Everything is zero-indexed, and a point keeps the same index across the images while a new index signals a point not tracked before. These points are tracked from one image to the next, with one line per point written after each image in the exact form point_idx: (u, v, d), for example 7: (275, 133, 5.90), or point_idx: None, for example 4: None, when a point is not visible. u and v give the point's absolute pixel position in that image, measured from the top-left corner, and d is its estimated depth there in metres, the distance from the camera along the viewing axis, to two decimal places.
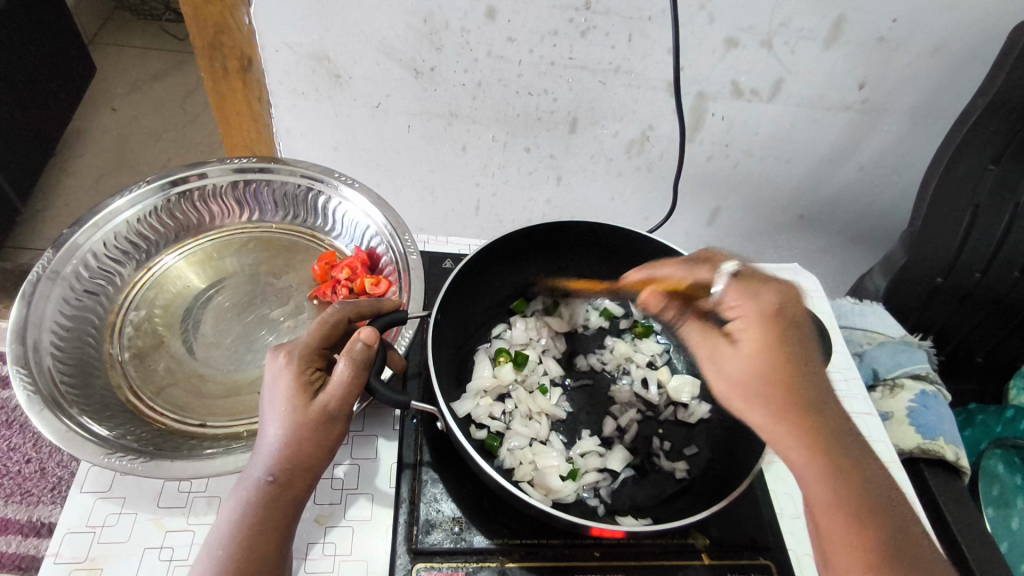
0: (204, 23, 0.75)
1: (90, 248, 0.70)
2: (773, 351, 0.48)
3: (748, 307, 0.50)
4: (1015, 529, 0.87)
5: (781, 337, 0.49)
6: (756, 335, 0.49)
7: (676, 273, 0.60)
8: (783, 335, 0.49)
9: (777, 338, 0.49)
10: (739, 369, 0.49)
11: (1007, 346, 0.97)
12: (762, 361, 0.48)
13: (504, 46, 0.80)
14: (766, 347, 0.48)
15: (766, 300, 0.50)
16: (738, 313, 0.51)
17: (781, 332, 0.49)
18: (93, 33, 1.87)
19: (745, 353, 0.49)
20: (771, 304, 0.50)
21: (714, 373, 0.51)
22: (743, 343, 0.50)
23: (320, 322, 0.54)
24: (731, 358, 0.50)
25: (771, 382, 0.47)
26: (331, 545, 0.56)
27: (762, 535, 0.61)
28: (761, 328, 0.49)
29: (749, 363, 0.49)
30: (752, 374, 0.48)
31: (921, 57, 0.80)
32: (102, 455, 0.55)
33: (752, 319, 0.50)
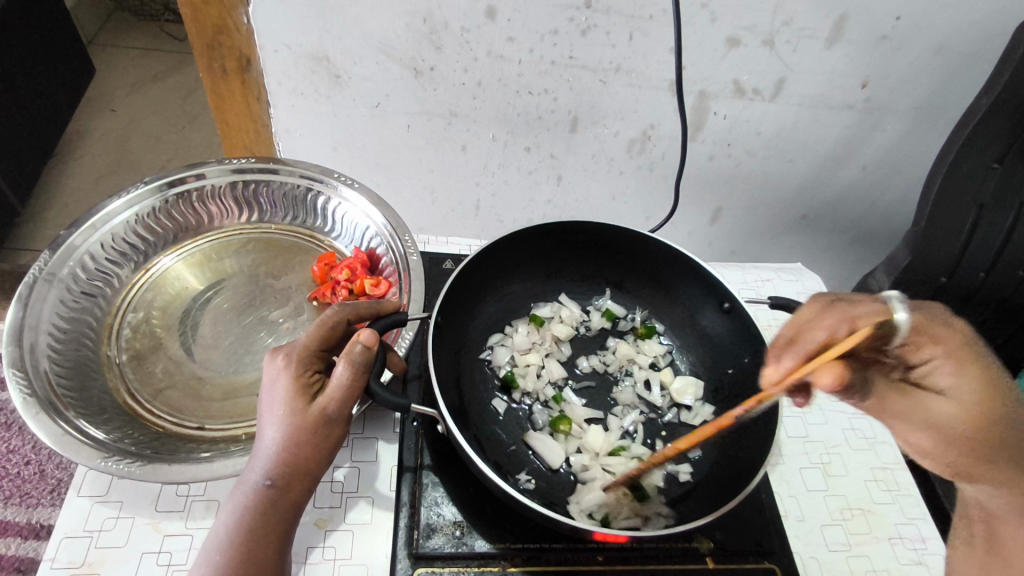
0: (202, 24, 0.75)
1: (88, 250, 0.70)
2: (979, 389, 0.48)
3: (953, 347, 0.48)
4: None
5: (986, 371, 0.48)
6: (973, 388, 0.48)
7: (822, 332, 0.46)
8: (985, 367, 0.48)
9: (979, 373, 0.48)
10: (961, 422, 0.48)
11: (1011, 346, 0.96)
12: (976, 405, 0.48)
13: (505, 46, 0.79)
14: (976, 386, 0.48)
15: (955, 333, 0.49)
16: (938, 355, 0.48)
17: (986, 367, 0.48)
18: (92, 34, 1.86)
19: (958, 403, 0.48)
20: (961, 339, 0.49)
21: (930, 433, 0.48)
22: (951, 391, 0.48)
23: (319, 324, 0.53)
24: (946, 407, 0.48)
25: (988, 430, 0.48)
26: (331, 550, 0.56)
27: (767, 538, 0.60)
28: (966, 373, 0.48)
29: (961, 409, 0.48)
30: (965, 423, 0.48)
31: (924, 56, 0.79)
32: (99, 459, 0.54)
33: (955, 361, 0.48)
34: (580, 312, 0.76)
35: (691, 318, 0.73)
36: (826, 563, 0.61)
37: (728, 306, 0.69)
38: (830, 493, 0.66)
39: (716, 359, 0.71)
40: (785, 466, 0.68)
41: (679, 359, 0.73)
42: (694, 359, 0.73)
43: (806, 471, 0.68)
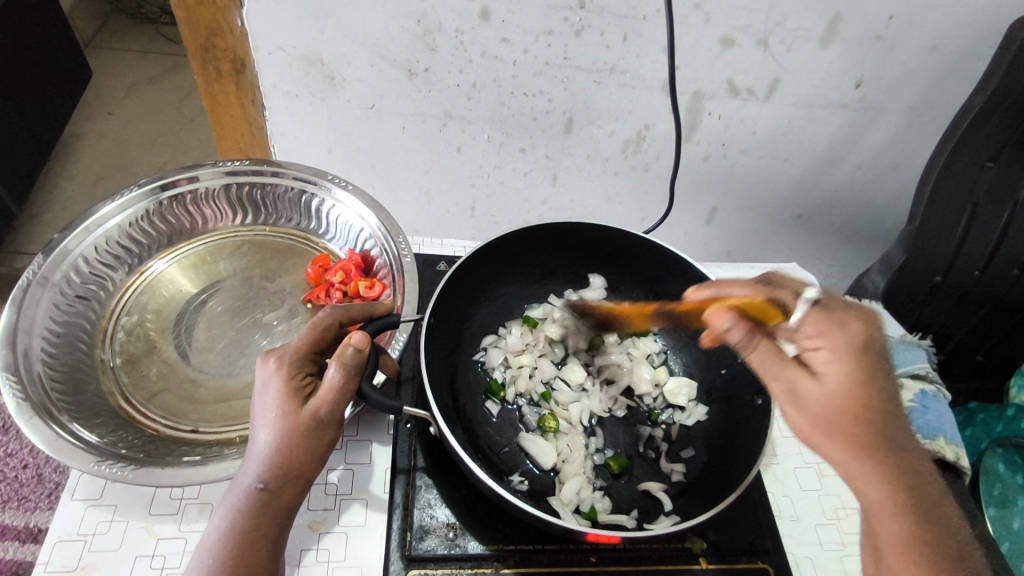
0: (196, 25, 0.75)
1: (82, 253, 0.70)
2: (858, 378, 0.45)
3: (835, 340, 0.46)
4: (1017, 530, 0.86)
5: (865, 368, 0.45)
6: (843, 370, 0.45)
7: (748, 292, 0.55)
8: (870, 368, 0.46)
9: (869, 367, 0.46)
10: (820, 401, 0.46)
11: (1007, 345, 0.96)
12: (848, 392, 0.45)
13: (499, 47, 0.79)
14: (853, 375, 0.45)
15: (852, 330, 0.47)
16: (822, 342, 0.47)
17: (866, 365, 0.46)
18: (89, 36, 1.86)
19: (830, 384, 0.46)
20: (857, 334, 0.46)
21: (789, 401, 0.47)
22: (825, 373, 0.46)
23: (311, 327, 0.53)
24: (816, 386, 0.46)
25: (851, 418, 0.45)
26: (324, 552, 0.56)
27: (761, 539, 0.60)
28: (847, 362, 0.45)
29: (833, 392, 0.45)
30: (827, 406, 0.45)
31: (918, 55, 0.79)
32: (92, 463, 0.54)
33: (837, 350, 0.46)
34: None
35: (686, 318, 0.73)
36: (819, 563, 0.61)
37: None
38: (824, 493, 0.66)
39: (709, 360, 0.71)
40: (779, 466, 0.68)
41: (672, 359, 0.73)
42: (687, 360, 0.73)
43: (800, 472, 0.68)
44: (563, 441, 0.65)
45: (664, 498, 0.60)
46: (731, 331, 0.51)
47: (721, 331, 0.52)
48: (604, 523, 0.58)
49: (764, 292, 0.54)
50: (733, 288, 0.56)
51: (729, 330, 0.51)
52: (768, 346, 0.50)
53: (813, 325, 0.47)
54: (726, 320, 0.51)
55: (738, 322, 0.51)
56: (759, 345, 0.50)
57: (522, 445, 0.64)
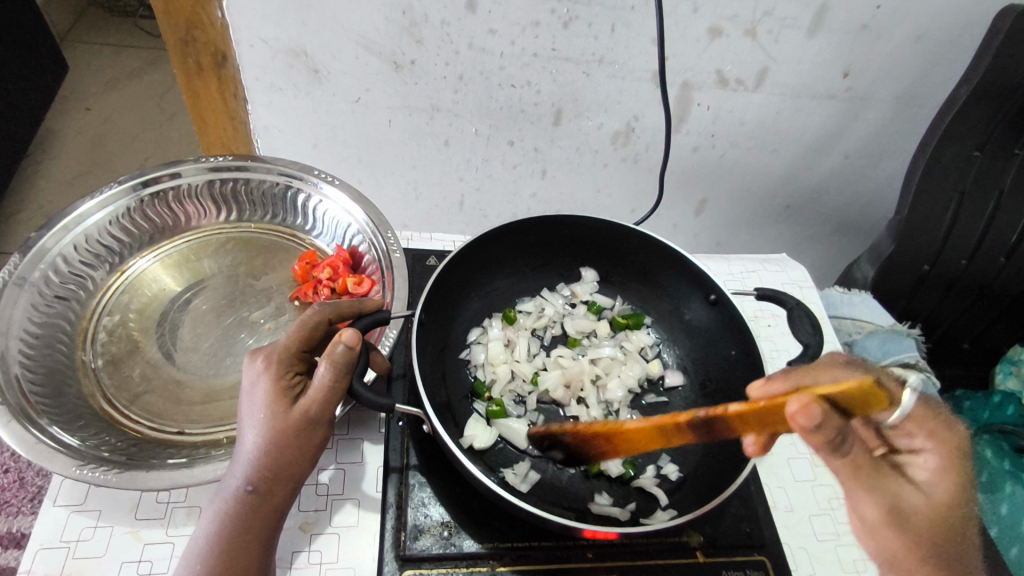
0: (175, 18, 0.73)
1: (61, 252, 0.68)
2: (958, 500, 0.44)
3: (942, 450, 0.45)
4: (1005, 515, 0.89)
5: (967, 486, 0.45)
6: (946, 481, 0.44)
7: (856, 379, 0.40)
8: (968, 483, 0.45)
9: (964, 485, 0.44)
10: (922, 515, 0.43)
11: (992, 332, 0.99)
12: (950, 507, 0.43)
13: (486, 38, 0.78)
14: (958, 492, 0.44)
15: (953, 441, 0.46)
16: (927, 446, 0.46)
17: (966, 481, 0.45)
18: (65, 30, 1.82)
19: (932, 496, 0.44)
20: (959, 445, 0.46)
21: (893, 516, 0.42)
22: (928, 484, 0.44)
23: (299, 326, 0.52)
24: (918, 493, 0.43)
25: (945, 539, 0.43)
26: (317, 554, 0.55)
27: (756, 530, 0.60)
28: (952, 477, 0.44)
29: (937, 507, 0.43)
30: (930, 521, 0.43)
31: (905, 44, 0.79)
32: (74, 467, 0.52)
33: (945, 460, 0.45)
34: (564, 306, 0.75)
35: (678, 310, 0.73)
36: (814, 552, 0.61)
37: (714, 298, 0.68)
38: (819, 484, 0.66)
39: (704, 352, 0.70)
40: (773, 457, 0.68)
41: (666, 351, 0.73)
42: (681, 352, 0.72)
43: (793, 462, 0.68)
44: None
45: (659, 492, 0.60)
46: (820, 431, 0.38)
47: (807, 431, 0.38)
48: (598, 517, 0.57)
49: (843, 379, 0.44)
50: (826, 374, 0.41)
51: (818, 429, 0.38)
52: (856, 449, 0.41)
53: (920, 427, 0.46)
54: (815, 419, 0.38)
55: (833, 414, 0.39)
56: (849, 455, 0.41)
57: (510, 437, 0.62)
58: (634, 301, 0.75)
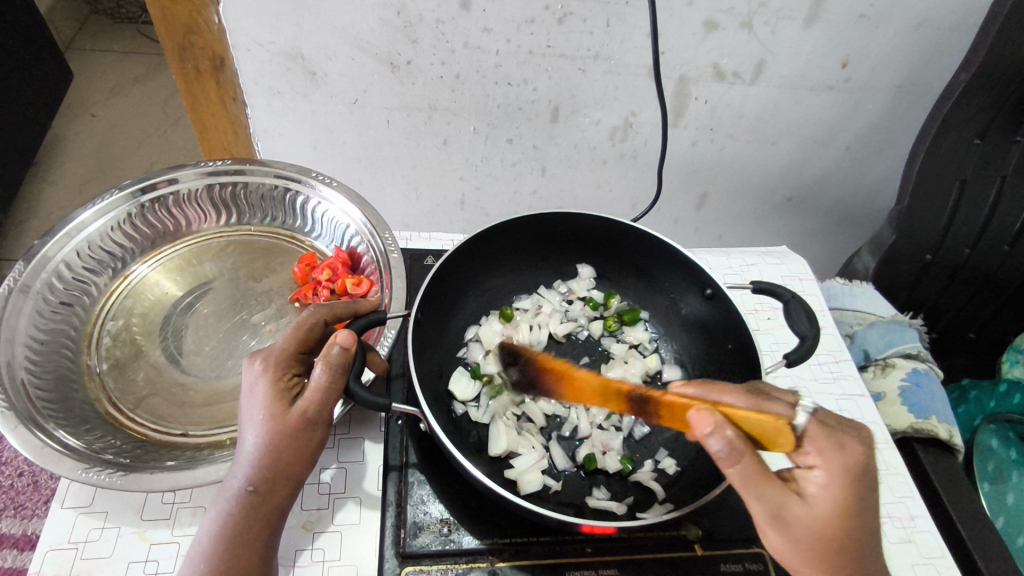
0: (172, 24, 0.74)
1: (63, 259, 0.69)
2: (845, 512, 0.44)
3: (836, 464, 0.45)
4: (1011, 505, 0.89)
5: (859, 497, 0.44)
6: (837, 494, 0.44)
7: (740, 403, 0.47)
8: (862, 495, 0.45)
9: (854, 498, 0.44)
10: (805, 527, 0.44)
11: (998, 321, 0.99)
12: (835, 519, 0.44)
13: (481, 37, 0.78)
14: (845, 505, 0.44)
15: (851, 456, 0.45)
16: (818, 462, 0.45)
17: (863, 493, 0.45)
18: (69, 38, 1.84)
19: (814, 510, 0.44)
20: (856, 461, 0.45)
21: (773, 525, 0.44)
22: (814, 497, 0.45)
23: (295, 328, 0.53)
24: (802, 508, 0.44)
25: (831, 547, 0.44)
26: (320, 551, 0.55)
27: (755, 523, 0.60)
28: (843, 491, 0.44)
29: (820, 519, 0.44)
30: (814, 532, 0.44)
31: (902, 33, 0.79)
32: (80, 470, 0.53)
33: (833, 474, 0.44)
34: (562, 303, 0.76)
35: (675, 306, 0.73)
36: None
37: (709, 292, 0.69)
38: None
39: (701, 347, 0.71)
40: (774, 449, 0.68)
41: (663, 348, 0.73)
42: (679, 347, 0.72)
43: None
44: (558, 438, 0.64)
45: (657, 486, 0.60)
46: (712, 438, 0.43)
47: (701, 438, 0.44)
48: (595, 511, 0.58)
49: (752, 402, 0.47)
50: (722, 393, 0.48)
51: (711, 436, 0.43)
52: (752, 459, 0.43)
53: (813, 446, 0.45)
54: (708, 424, 0.44)
55: (724, 425, 0.44)
56: (742, 461, 0.43)
57: (488, 435, 0.62)
58: (631, 295, 0.76)
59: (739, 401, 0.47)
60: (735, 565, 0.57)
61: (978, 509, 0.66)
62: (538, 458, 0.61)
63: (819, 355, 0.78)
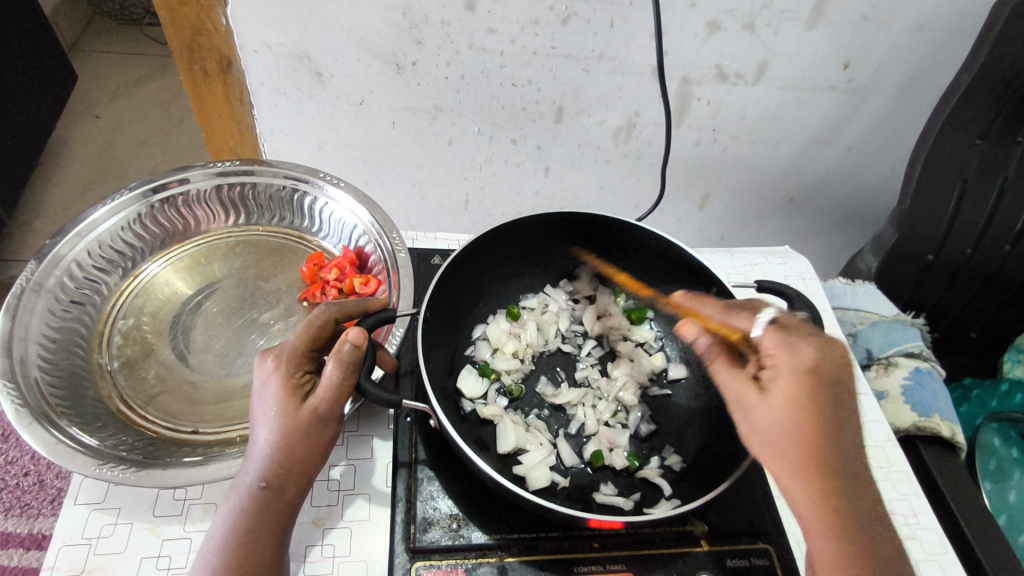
0: (181, 26, 0.75)
1: (75, 258, 0.69)
2: (806, 406, 0.48)
3: (785, 360, 0.50)
4: (1014, 503, 0.89)
5: (811, 390, 0.48)
6: (787, 384, 0.49)
7: (720, 314, 0.60)
8: (815, 390, 0.48)
9: (806, 391, 0.48)
10: (759, 416, 0.49)
11: (999, 320, 0.99)
12: (786, 410, 0.48)
13: (486, 38, 0.79)
14: (794, 397, 0.48)
15: (803, 355, 0.50)
16: (774, 362, 0.51)
17: (814, 386, 0.49)
18: (73, 40, 1.85)
19: (772, 405, 0.49)
20: (807, 359, 0.50)
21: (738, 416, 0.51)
22: (769, 390, 0.50)
23: (307, 326, 0.53)
24: (765, 405, 0.49)
25: (788, 436, 0.48)
26: (330, 547, 0.56)
27: (761, 519, 0.61)
28: (793, 384, 0.49)
29: (772, 408, 0.49)
30: (769, 422, 0.49)
31: (904, 34, 0.79)
32: (93, 467, 0.54)
33: (784, 369, 0.50)
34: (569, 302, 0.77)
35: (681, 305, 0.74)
36: None
37: (715, 291, 0.69)
38: None
39: None
40: None
41: (669, 346, 0.74)
42: (685, 345, 0.73)
43: None
44: (565, 437, 0.65)
45: (664, 483, 0.60)
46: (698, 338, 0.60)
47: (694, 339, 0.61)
48: (602, 507, 0.58)
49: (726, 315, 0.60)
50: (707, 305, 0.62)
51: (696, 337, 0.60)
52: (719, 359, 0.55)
53: (768, 347, 0.52)
54: (693, 331, 0.60)
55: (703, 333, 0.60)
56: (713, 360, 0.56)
57: (495, 433, 0.63)
58: (636, 294, 0.76)
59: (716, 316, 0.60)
60: (741, 560, 0.58)
61: (980, 505, 0.67)
62: (545, 454, 0.61)
63: None
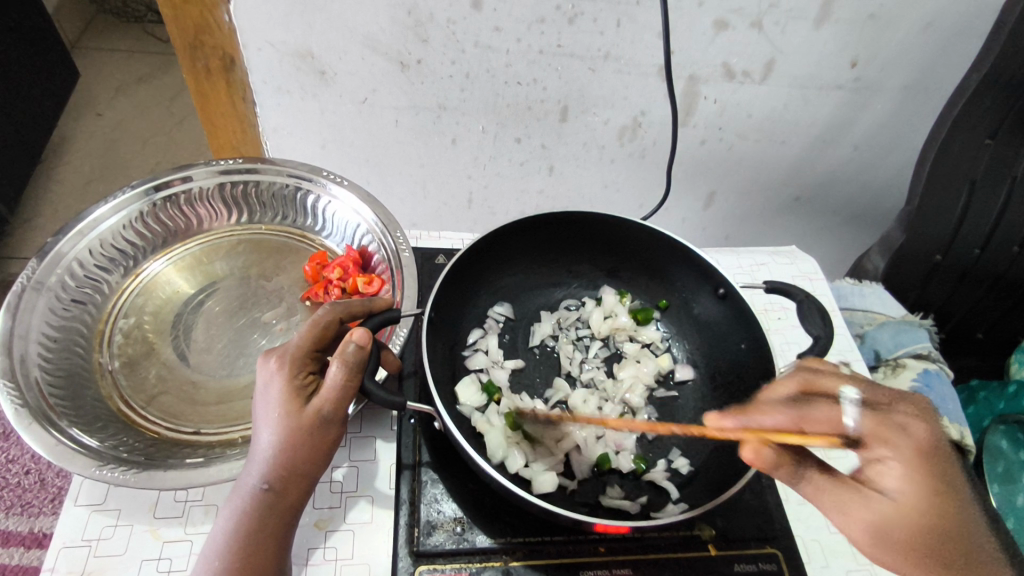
0: (183, 24, 0.74)
1: (76, 257, 0.69)
2: (938, 496, 0.42)
3: (904, 451, 0.44)
4: (1020, 506, 0.89)
5: (941, 479, 0.43)
6: (915, 483, 0.43)
7: (783, 417, 0.48)
8: (942, 476, 0.43)
9: (935, 484, 0.43)
10: (894, 527, 0.43)
11: (1007, 322, 0.98)
12: (921, 510, 0.43)
13: (491, 36, 0.78)
14: (928, 495, 0.42)
15: (917, 437, 0.44)
16: (888, 453, 0.44)
17: (940, 470, 0.43)
18: (75, 37, 1.84)
19: (904, 510, 0.43)
20: (920, 440, 0.44)
21: (869, 535, 0.44)
22: (898, 493, 0.43)
23: (310, 325, 0.52)
24: (886, 505, 0.43)
25: (924, 539, 0.43)
26: (332, 550, 0.55)
27: (768, 523, 0.60)
28: (922, 479, 0.43)
29: (905, 514, 0.43)
30: (903, 528, 0.43)
31: (914, 33, 0.79)
32: (93, 468, 0.53)
33: (904, 461, 0.43)
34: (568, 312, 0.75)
35: (687, 307, 0.73)
36: (827, 546, 0.61)
37: (723, 291, 0.69)
38: None
39: (713, 348, 0.71)
40: None
41: (676, 347, 0.73)
42: (690, 346, 0.72)
43: None
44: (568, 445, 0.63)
45: (670, 486, 0.60)
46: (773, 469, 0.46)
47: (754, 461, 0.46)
48: (608, 510, 0.58)
49: (789, 413, 0.49)
50: (759, 413, 0.49)
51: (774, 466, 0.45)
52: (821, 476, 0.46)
53: (870, 433, 0.45)
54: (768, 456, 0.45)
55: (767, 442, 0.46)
56: (808, 482, 0.46)
57: None
58: (641, 295, 0.76)
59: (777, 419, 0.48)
60: (749, 565, 0.57)
61: None
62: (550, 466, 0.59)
63: (829, 356, 0.78)
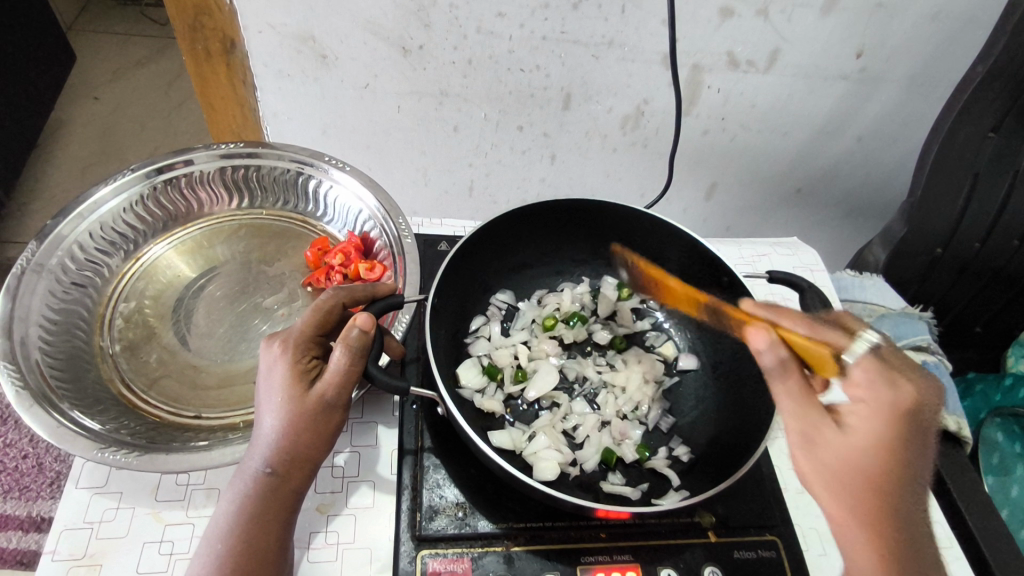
0: (183, 5, 0.73)
1: (76, 239, 0.69)
2: (888, 449, 0.44)
3: (882, 396, 0.46)
4: (1016, 498, 0.89)
5: (901, 436, 0.45)
6: (874, 427, 0.45)
7: (799, 329, 0.52)
8: (905, 437, 0.45)
9: (891, 438, 0.45)
10: (833, 450, 0.45)
11: (1005, 315, 0.98)
12: (869, 451, 0.45)
13: (494, 21, 0.77)
14: (884, 441, 0.45)
15: (903, 395, 0.46)
16: (866, 397, 0.47)
17: (904, 432, 0.45)
18: (71, 20, 1.82)
19: (856, 443, 0.45)
20: (906, 400, 0.46)
21: (804, 449, 0.46)
22: (852, 427, 0.46)
23: (314, 310, 0.53)
24: (838, 436, 0.45)
25: (861, 479, 0.44)
26: (334, 534, 0.55)
27: (769, 511, 0.60)
28: (884, 426, 0.45)
29: (853, 448, 0.45)
30: (846, 458, 0.45)
31: (920, 22, 0.78)
32: (95, 450, 0.53)
33: (876, 408, 0.46)
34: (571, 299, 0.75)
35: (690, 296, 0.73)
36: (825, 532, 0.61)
37: (726, 281, 0.68)
38: None
39: (716, 337, 0.71)
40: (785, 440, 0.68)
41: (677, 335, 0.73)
42: (692, 336, 0.72)
43: None
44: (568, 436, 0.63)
45: (671, 473, 0.60)
46: (765, 353, 0.48)
47: (756, 351, 0.49)
48: (609, 496, 0.58)
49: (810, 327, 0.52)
50: (784, 316, 0.53)
51: (764, 350, 0.48)
52: (799, 380, 0.47)
53: (869, 375, 0.47)
54: (763, 341, 0.48)
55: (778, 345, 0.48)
56: (791, 377, 0.47)
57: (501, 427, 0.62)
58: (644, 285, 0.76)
59: (797, 328, 0.52)
60: (749, 552, 0.57)
61: (986, 498, 0.66)
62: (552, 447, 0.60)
63: None
